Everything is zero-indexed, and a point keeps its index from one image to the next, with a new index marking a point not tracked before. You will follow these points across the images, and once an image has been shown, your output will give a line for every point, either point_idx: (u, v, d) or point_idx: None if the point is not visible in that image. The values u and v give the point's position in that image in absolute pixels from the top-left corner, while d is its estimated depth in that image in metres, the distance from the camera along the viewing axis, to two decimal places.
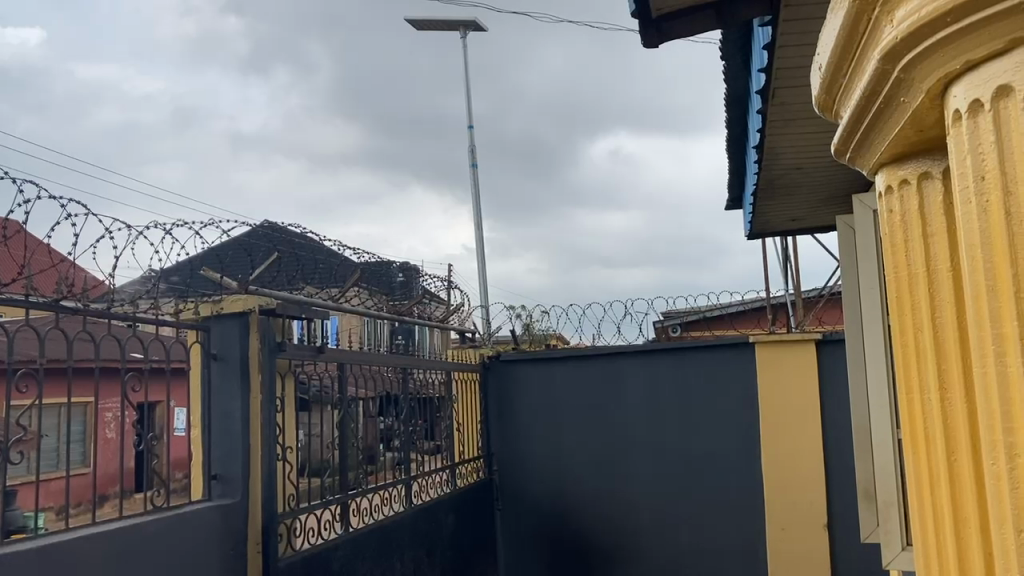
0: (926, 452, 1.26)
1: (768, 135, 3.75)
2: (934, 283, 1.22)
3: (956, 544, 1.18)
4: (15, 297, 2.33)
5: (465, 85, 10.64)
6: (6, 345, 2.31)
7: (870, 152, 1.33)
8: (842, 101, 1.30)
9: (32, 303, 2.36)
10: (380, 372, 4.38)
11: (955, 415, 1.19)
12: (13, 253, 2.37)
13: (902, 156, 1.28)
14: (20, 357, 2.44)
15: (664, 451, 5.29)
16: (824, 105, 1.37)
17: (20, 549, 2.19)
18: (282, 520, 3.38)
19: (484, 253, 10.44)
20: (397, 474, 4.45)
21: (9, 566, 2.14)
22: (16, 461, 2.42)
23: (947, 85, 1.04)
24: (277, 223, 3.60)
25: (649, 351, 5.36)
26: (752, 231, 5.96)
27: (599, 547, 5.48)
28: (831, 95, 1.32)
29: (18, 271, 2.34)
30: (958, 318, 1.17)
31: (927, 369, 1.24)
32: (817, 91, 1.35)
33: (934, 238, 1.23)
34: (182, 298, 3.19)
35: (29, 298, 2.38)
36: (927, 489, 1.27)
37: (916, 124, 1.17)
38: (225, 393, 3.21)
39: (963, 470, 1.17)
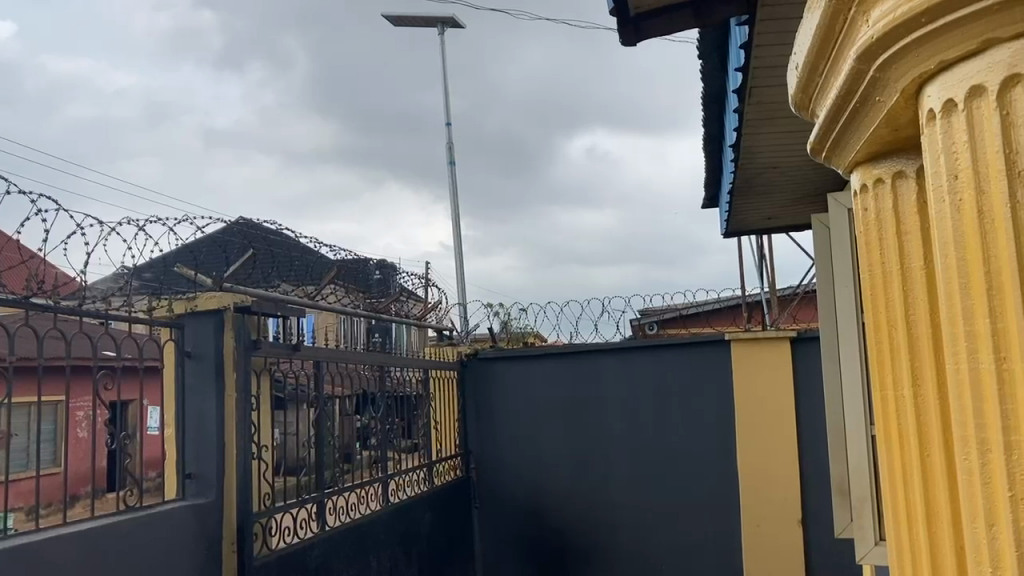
0: (899, 448, 1.27)
1: (745, 134, 3.77)
2: (908, 282, 1.23)
3: (929, 538, 1.20)
4: None
5: (444, 83, 10.58)
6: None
7: (844, 151, 1.35)
8: (818, 102, 1.31)
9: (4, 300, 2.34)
10: (357, 370, 4.35)
11: (929, 413, 1.20)
12: None
13: (877, 155, 1.29)
14: None
15: (641, 449, 5.32)
16: (800, 104, 1.38)
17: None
18: (258, 519, 3.35)
19: (462, 251, 10.41)
20: (374, 471, 4.42)
21: None
22: None
23: (922, 85, 1.05)
24: (252, 220, 3.58)
25: (626, 349, 5.38)
26: (729, 229, 6.00)
27: (576, 545, 5.49)
28: (807, 95, 1.33)
29: None
30: (932, 316, 1.19)
31: (902, 366, 1.25)
32: (794, 91, 1.36)
33: (908, 236, 1.24)
34: (155, 296, 3.16)
35: None
36: (900, 483, 1.28)
37: (892, 124, 1.18)
38: (199, 393, 3.18)
39: (937, 467, 1.18)
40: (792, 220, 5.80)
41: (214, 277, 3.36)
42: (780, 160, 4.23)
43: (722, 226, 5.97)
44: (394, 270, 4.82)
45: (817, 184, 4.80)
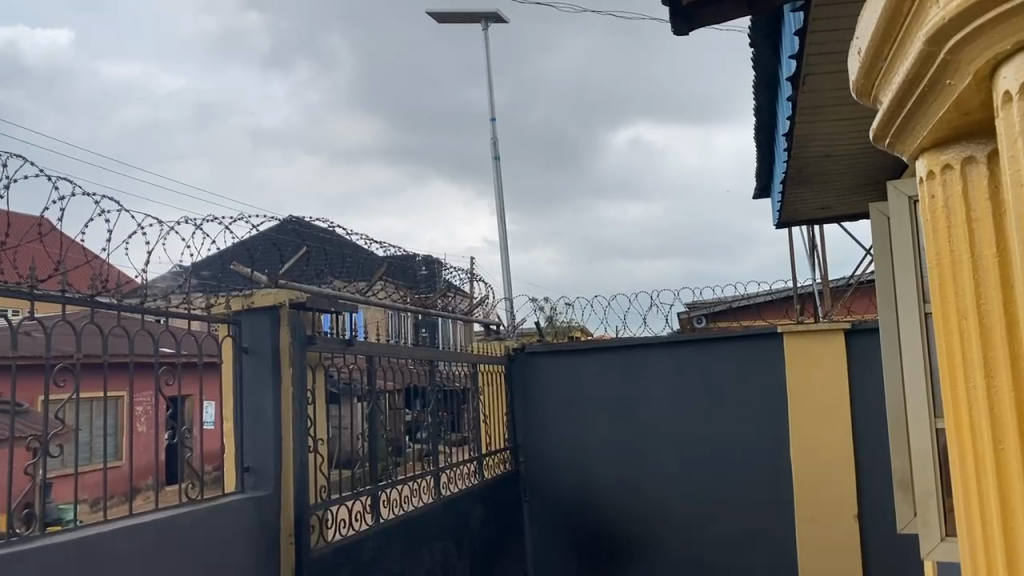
0: (971, 441, 1.23)
1: (798, 122, 3.69)
2: (979, 269, 1.20)
3: (1005, 537, 1.15)
4: (52, 293, 2.35)
5: (488, 77, 10.53)
6: (45, 341, 2.34)
7: (910, 138, 1.31)
8: (882, 87, 1.28)
9: (68, 300, 2.40)
10: (406, 365, 4.40)
11: (1002, 405, 1.16)
12: (48, 250, 2.35)
13: (945, 140, 1.26)
14: (57, 353, 2.50)
15: (693, 443, 5.27)
16: (862, 90, 1.35)
17: (60, 540, 2.25)
18: (314, 512, 3.42)
19: (507, 247, 10.37)
20: (424, 465, 4.47)
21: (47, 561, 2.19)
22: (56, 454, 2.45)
23: (996, 67, 1.02)
24: (303, 217, 3.64)
25: (676, 343, 5.34)
26: (781, 220, 5.89)
27: (628, 539, 5.47)
28: (870, 81, 1.30)
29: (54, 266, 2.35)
30: (1006, 305, 1.15)
31: (973, 359, 1.21)
32: (854, 77, 1.33)
33: (979, 223, 1.21)
34: (213, 294, 3.24)
35: (65, 293, 2.40)
36: (972, 480, 1.24)
37: (962, 108, 1.15)
38: (256, 387, 3.26)
39: (1011, 463, 1.14)
40: (846, 210, 5.67)
41: (269, 274, 3.44)
42: (837, 147, 4.13)
43: (773, 217, 5.86)
44: (441, 266, 4.86)
45: (873, 173, 4.68)
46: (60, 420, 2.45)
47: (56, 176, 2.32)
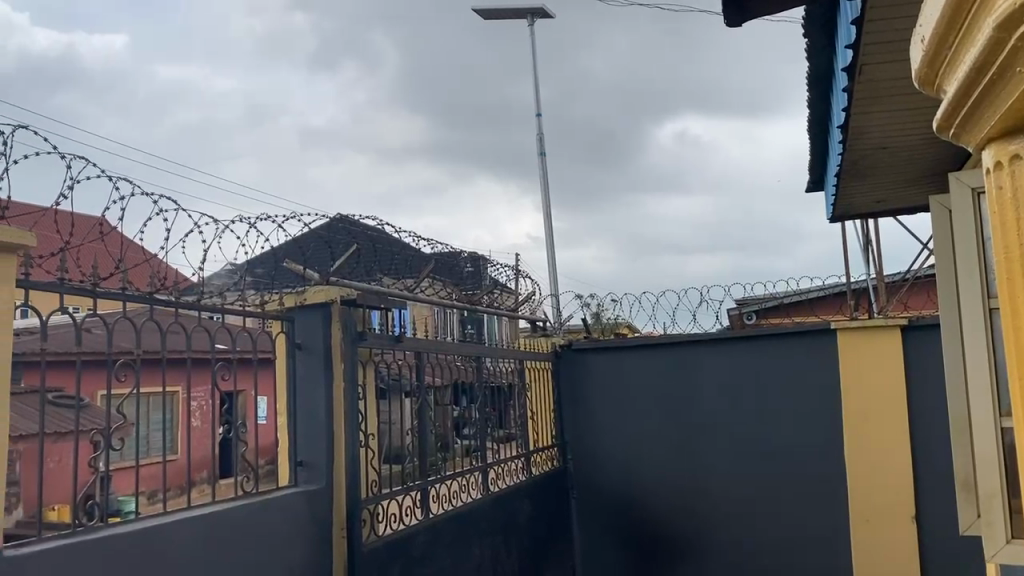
0: None
1: (853, 114, 3.59)
2: None
3: None
4: (115, 291, 2.39)
5: (534, 72, 10.50)
6: (107, 337, 2.39)
7: (976, 128, 1.26)
8: (948, 76, 1.23)
9: (129, 298, 2.44)
10: (453, 361, 4.41)
11: None
12: (109, 250, 2.41)
13: (1014, 130, 1.21)
14: (118, 348, 2.55)
15: (746, 442, 5.18)
16: (925, 79, 1.30)
17: (124, 530, 2.28)
18: (366, 506, 3.45)
19: (553, 243, 10.33)
20: (472, 461, 4.49)
21: (110, 550, 2.21)
22: (117, 447, 2.49)
23: None
24: (352, 214, 3.66)
25: (726, 340, 5.26)
26: (835, 214, 5.75)
27: (680, 539, 5.40)
28: (934, 69, 1.25)
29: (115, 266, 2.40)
30: None
31: None
32: (917, 66, 1.28)
33: None
34: (267, 291, 3.29)
35: (127, 291, 2.44)
36: None
37: None
38: (309, 382, 3.31)
39: None
40: (904, 203, 5.52)
41: (321, 272, 3.48)
42: (895, 139, 4.01)
43: (828, 211, 5.72)
44: (486, 263, 4.86)
45: (932, 165, 4.54)
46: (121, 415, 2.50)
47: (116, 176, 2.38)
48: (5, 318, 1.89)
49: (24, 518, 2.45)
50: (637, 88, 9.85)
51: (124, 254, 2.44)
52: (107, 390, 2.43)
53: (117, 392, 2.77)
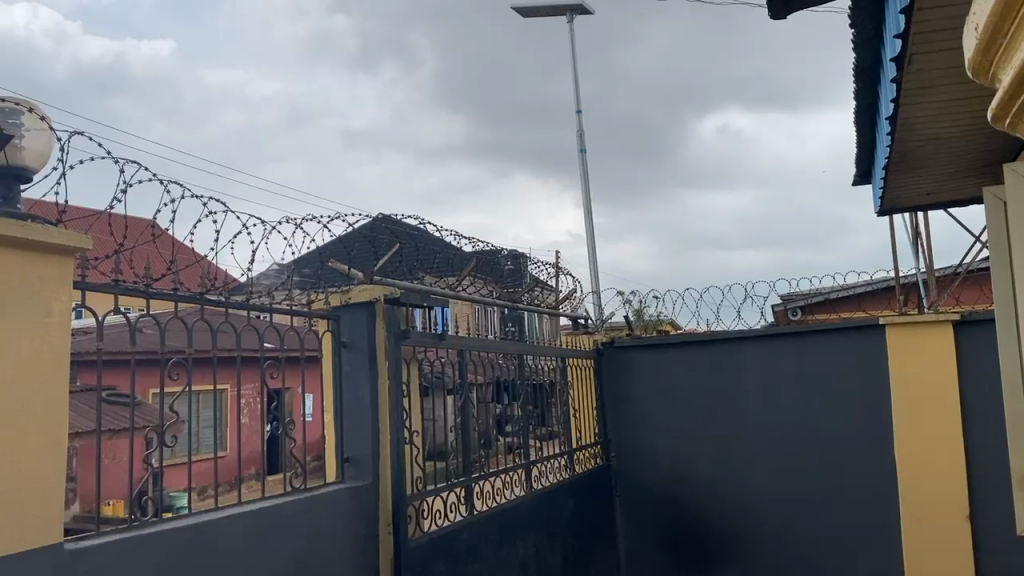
0: None
1: (902, 104, 3.52)
2: None
3: None
4: (165, 292, 2.44)
5: (574, 68, 10.46)
6: (159, 335, 2.45)
7: None
8: (1003, 64, 1.21)
9: (181, 297, 2.50)
10: (495, 359, 4.44)
11: None
12: (161, 250, 2.46)
13: None
14: (172, 347, 2.62)
15: (793, 439, 5.11)
16: (978, 69, 1.28)
17: (178, 524, 2.32)
18: (412, 503, 3.50)
19: (594, 240, 10.29)
20: (515, 458, 4.51)
21: (165, 544, 2.25)
22: (171, 443, 2.55)
23: None
24: (395, 214, 3.70)
25: (771, 336, 5.20)
26: (883, 207, 5.64)
27: (726, 537, 5.36)
28: (988, 58, 1.24)
29: (167, 268, 2.47)
30: None
31: None
32: (971, 55, 1.27)
33: None
34: (313, 290, 3.36)
35: (178, 292, 2.50)
36: None
37: None
38: (354, 380, 3.36)
39: None
40: (956, 195, 5.39)
41: (364, 271, 3.53)
42: (946, 129, 3.91)
43: (875, 204, 5.62)
44: (527, 260, 4.86)
45: (985, 155, 4.42)
46: (174, 412, 2.56)
47: (168, 180, 2.39)
48: (63, 316, 1.96)
49: (80, 512, 2.53)
50: (679, 82, 9.77)
51: (176, 254, 2.49)
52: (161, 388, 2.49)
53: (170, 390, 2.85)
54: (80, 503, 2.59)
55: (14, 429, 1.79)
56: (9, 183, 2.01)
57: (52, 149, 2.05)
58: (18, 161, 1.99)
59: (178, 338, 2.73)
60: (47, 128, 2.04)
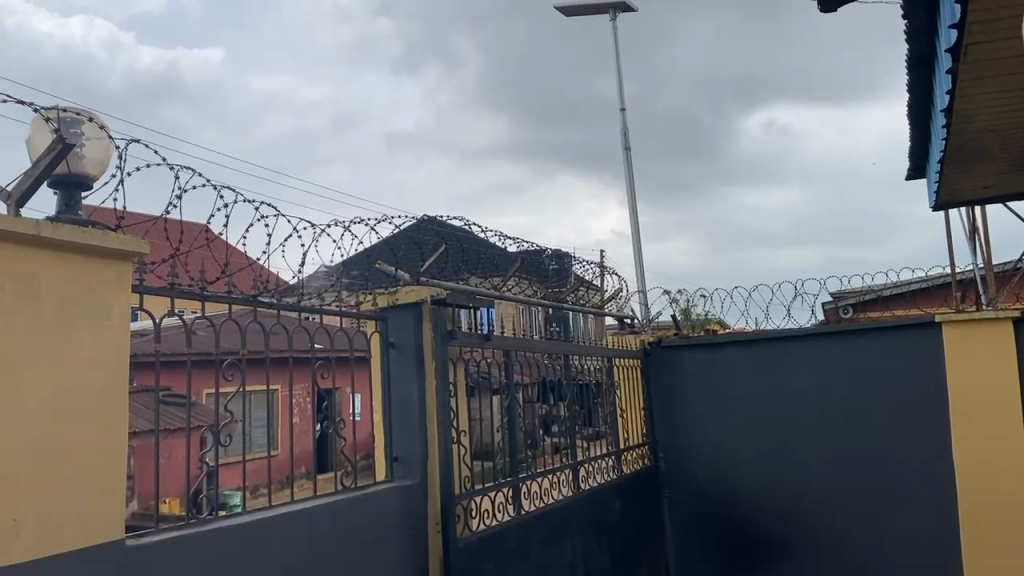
0: None
1: (957, 95, 3.43)
2: None
3: None
4: (220, 294, 2.50)
5: (617, 66, 10.42)
6: (214, 336, 2.52)
7: None
8: None
9: (234, 300, 2.55)
10: (540, 359, 4.45)
11: None
12: (215, 256, 2.58)
13: None
14: (226, 348, 2.68)
15: (845, 439, 5.02)
16: None
17: (230, 522, 2.37)
18: (460, 502, 3.53)
19: (639, 239, 10.23)
20: (562, 459, 4.52)
21: (218, 542, 2.30)
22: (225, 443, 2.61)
23: None
24: (440, 216, 3.74)
25: (822, 334, 5.11)
26: (938, 202, 5.50)
27: (777, 538, 5.29)
28: None
29: (221, 271, 2.54)
30: None
31: None
32: None
33: None
34: (361, 291, 3.42)
35: (231, 295, 2.55)
36: None
37: None
38: (402, 380, 3.40)
39: None
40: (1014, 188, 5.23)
41: (411, 272, 3.57)
42: (1003, 120, 3.80)
43: (930, 199, 5.48)
44: (571, 260, 4.85)
45: None
46: (228, 410, 2.62)
47: (220, 185, 2.50)
48: (123, 321, 2.02)
49: (138, 510, 2.61)
50: None
51: (229, 259, 2.59)
52: (216, 388, 2.55)
53: (225, 390, 2.92)
54: (138, 500, 2.68)
55: (78, 428, 1.86)
56: (71, 191, 2.08)
57: (110, 156, 2.12)
58: (80, 170, 2.06)
59: (232, 340, 2.79)
60: (106, 137, 2.11)
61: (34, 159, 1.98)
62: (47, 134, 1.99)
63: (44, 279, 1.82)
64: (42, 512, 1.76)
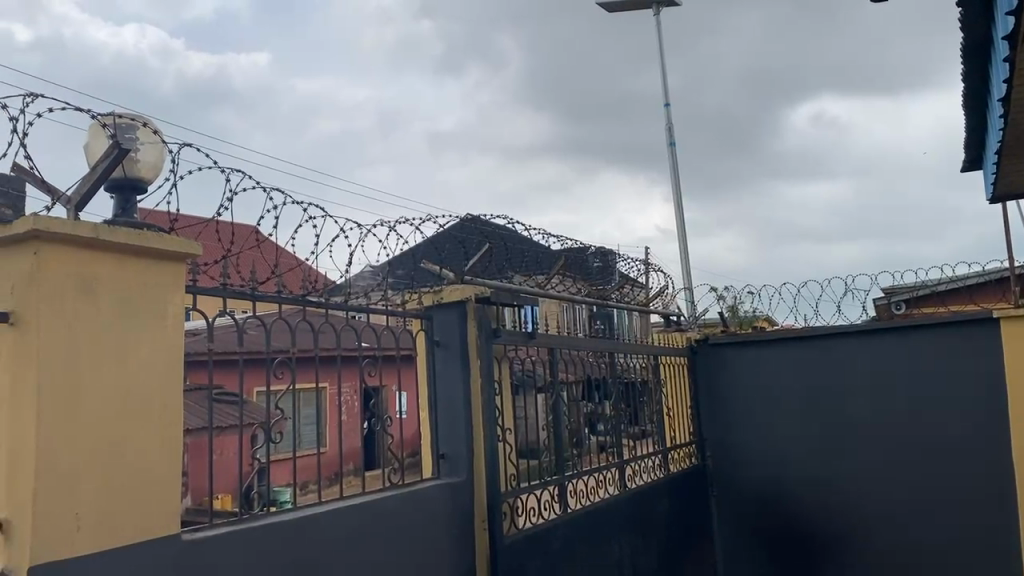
0: None
1: (1015, 84, 3.33)
2: None
3: None
4: (271, 294, 2.57)
5: (661, 61, 10.34)
6: (264, 335, 2.56)
7: None
8: None
9: (284, 299, 2.60)
10: (585, 357, 4.44)
11: None
12: (266, 257, 2.63)
13: None
14: (276, 347, 2.73)
15: (900, 439, 4.89)
16: None
17: (282, 519, 2.42)
18: (506, 499, 3.55)
19: (685, 235, 10.13)
20: (608, 458, 4.50)
21: (271, 537, 2.35)
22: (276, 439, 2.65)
23: None
24: (484, 215, 3.76)
25: (873, 331, 5.01)
26: (995, 194, 5.34)
27: (829, 539, 5.20)
28: None
29: (271, 271, 2.60)
30: None
31: None
32: None
33: None
34: (407, 290, 3.46)
35: (281, 295, 2.60)
36: None
37: None
38: (448, 377, 3.43)
39: None
40: None
41: (456, 271, 3.59)
42: None
43: (986, 191, 5.33)
44: (615, 257, 4.82)
45: None
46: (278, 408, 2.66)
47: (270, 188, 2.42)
48: (177, 320, 2.08)
49: (191, 506, 2.67)
50: None
51: (279, 259, 2.64)
52: (268, 386, 2.59)
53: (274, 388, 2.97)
54: (192, 496, 2.74)
55: (135, 425, 1.91)
56: (127, 195, 2.14)
57: (164, 160, 2.18)
58: (135, 173, 2.12)
59: (281, 339, 2.83)
60: (159, 141, 2.17)
61: (91, 164, 2.03)
62: (104, 142, 2.03)
63: (101, 279, 1.87)
64: (101, 507, 1.82)
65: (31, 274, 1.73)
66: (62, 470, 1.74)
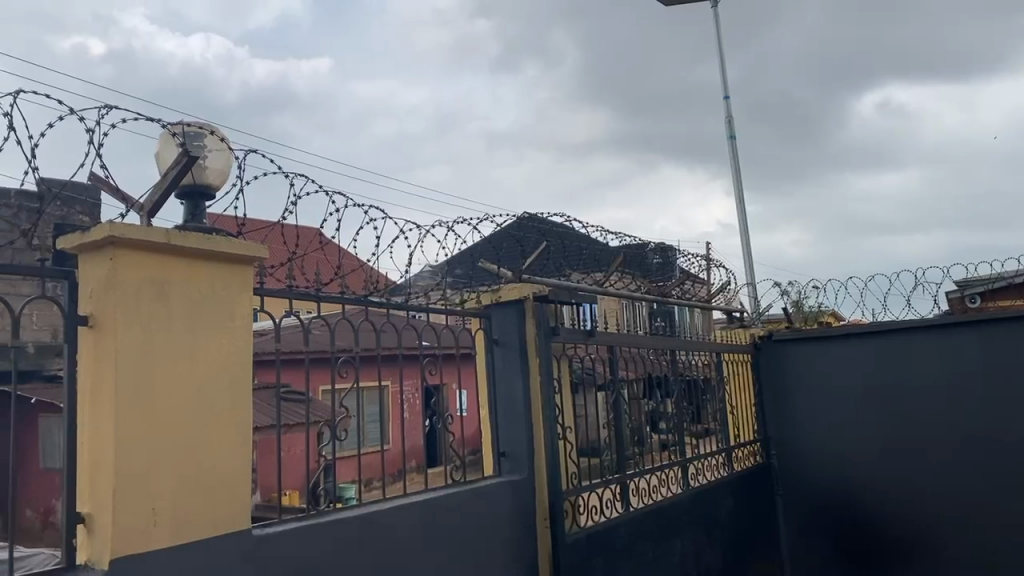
0: None
1: None
2: None
3: None
4: (338, 296, 2.61)
5: (718, 50, 10.16)
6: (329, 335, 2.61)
7: None
8: None
9: (347, 300, 2.64)
10: (646, 354, 4.40)
11: None
12: (329, 258, 2.68)
13: None
14: (341, 347, 2.78)
15: (977, 437, 4.73)
16: None
17: (348, 516, 2.47)
18: (568, 497, 3.55)
19: (747, 228, 9.95)
20: (670, 456, 4.46)
21: (338, 533, 2.40)
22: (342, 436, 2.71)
23: None
24: (542, 214, 3.76)
25: (946, 326, 4.84)
26: None
27: (902, 539, 5.06)
28: None
29: (335, 272, 2.66)
30: None
31: None
32: None
33: None
34: (466, 289, 3.49)
35: (345, 296, 2.66)
36: None
37: None
38: (508, 375, 3.45)
39: None
40: None
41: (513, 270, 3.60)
42: None
43: None
44: (675, 252, 4.75)
45: None
46: (343, 407, 2.70)
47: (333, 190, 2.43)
48: (246, 321, 2.14)
49: (261, 502, 2.75)
50: None
51: (343, 259, 2.70)
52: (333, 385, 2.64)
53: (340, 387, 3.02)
54: (261, 493, 2.81)
55: (205, 424, 1.98)
56: (196, 202, 2.22)
57: (231, 166, 2.25)
58: (203, 181, 2.19)
59: (345, 337, 2.89)
60: (226, 147, 2.24)
61: (162, 171, 2.11)
62: (174, 148, 2.12)
63: (173, 284, 1.94)
64: (176, 504, 1.89)
65: (108, 280, 1.80)
66: (138, 469, 1.80)
